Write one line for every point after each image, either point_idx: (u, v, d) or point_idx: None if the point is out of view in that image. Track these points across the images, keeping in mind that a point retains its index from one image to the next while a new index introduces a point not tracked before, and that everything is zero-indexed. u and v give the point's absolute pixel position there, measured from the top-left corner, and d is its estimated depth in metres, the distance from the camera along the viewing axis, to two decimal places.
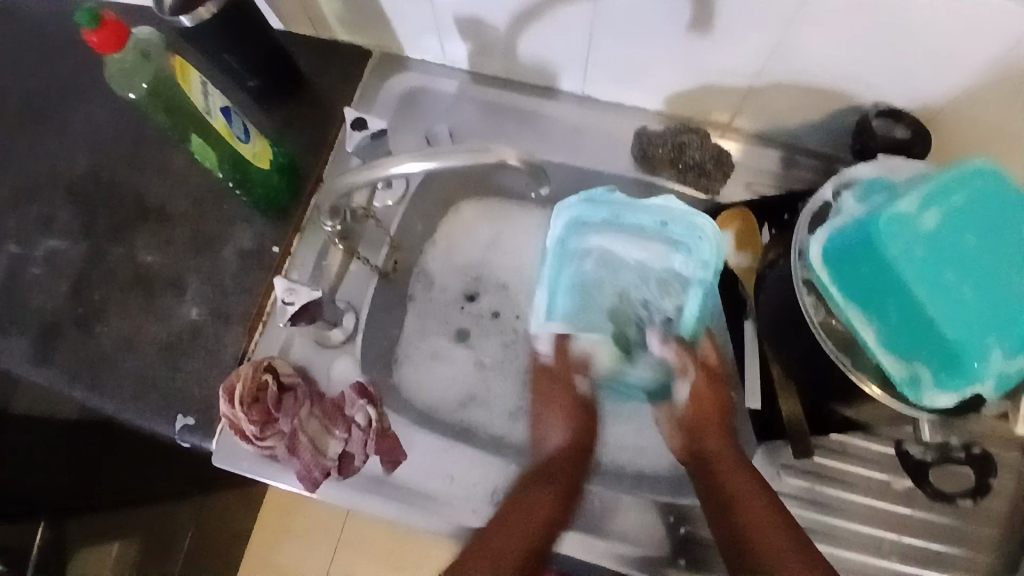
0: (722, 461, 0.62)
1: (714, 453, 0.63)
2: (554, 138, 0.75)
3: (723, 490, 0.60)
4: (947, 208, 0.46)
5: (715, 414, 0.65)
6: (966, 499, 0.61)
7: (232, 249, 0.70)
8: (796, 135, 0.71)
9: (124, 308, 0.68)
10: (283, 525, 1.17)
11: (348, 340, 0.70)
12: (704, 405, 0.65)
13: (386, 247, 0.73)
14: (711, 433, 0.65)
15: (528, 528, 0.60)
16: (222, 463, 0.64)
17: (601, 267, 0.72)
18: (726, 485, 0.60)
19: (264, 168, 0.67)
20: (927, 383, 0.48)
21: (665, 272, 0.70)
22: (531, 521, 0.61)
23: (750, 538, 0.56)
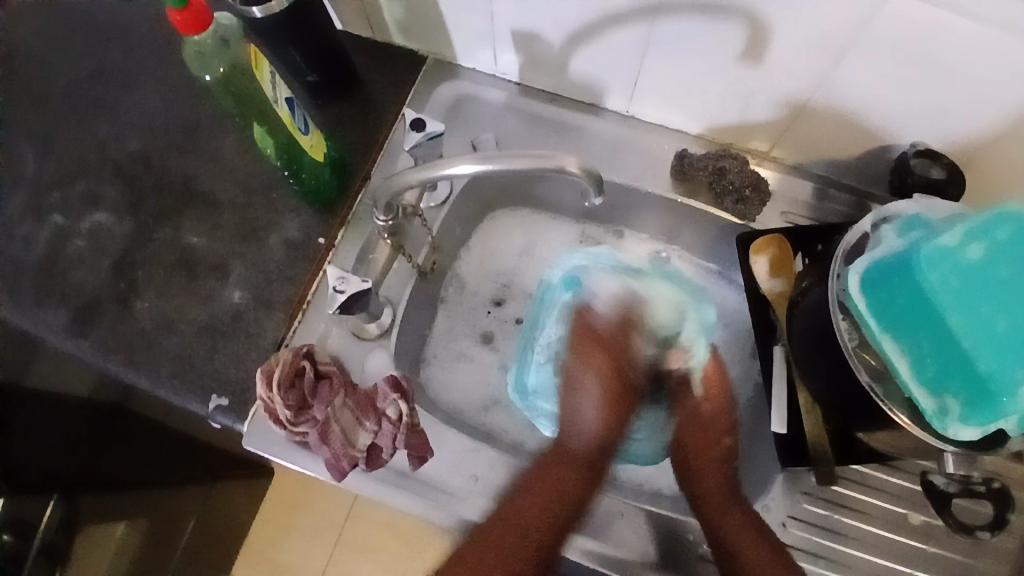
0: (705, 484, 0.68)
1: (714, 521, 0.64)
2: (596, 155, 0.77)
3: (726, 541, 0.62)
4: (990, 242, 0.48)
5: (719, 481, 0.67)
6: (986, 532, 0.60)
7: (277, 238, 0.72)
8: (833, 169, 0.73)
9: (166, 287, 0.70)
10: (286, 518, 1.17)
11: (383, 334, 0.72)
12: (707, 438, 0.70)
13: (427, 247, 0.76)
14: (704, 462, 0.70)
15: (568, 472, 0.67)
16: (254, 446, 0.65)
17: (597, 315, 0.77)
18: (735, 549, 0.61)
19: (318, 160, 0.70)
20: (953, 416, 0.49)
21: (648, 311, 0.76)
22: (570, 468, 0.67)
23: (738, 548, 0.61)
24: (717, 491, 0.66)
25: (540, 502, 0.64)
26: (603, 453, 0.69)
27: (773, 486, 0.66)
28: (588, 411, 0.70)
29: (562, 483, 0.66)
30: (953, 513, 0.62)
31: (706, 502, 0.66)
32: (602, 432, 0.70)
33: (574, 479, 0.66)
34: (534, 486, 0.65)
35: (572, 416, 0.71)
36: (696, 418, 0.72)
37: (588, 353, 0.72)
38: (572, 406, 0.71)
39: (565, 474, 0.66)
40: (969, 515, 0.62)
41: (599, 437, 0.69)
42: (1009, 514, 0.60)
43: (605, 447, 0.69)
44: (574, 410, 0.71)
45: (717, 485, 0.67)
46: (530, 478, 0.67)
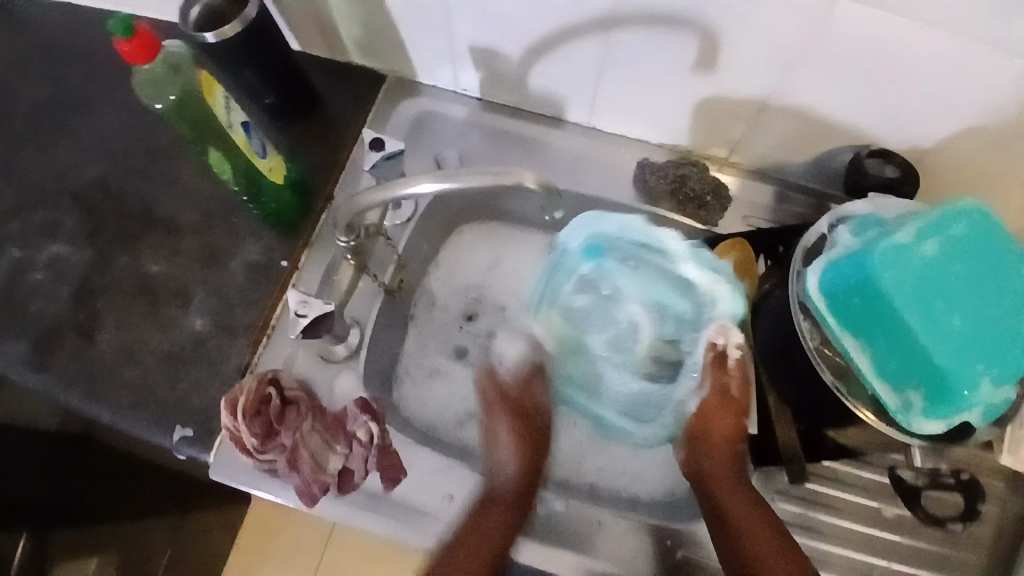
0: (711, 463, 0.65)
1: (723, 516, 0.61)
2: (559, 166, 0.77)
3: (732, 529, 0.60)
4: (943, 240, 0.49)
5: (721, 470, 0.64)
6: (958, 523, 0.63)
7: (239, 262, 0.71)
8: (791, 171, 0.74)
9: (125, 316, 0.68)
10: (264, 544, 1.15)
11: (351, 355, 0.71)
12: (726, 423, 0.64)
13: (392, 265, 0.75)
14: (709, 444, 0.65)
15: (500, 509, 0.65)
16: (220, 476, 0.63)
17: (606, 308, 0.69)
18: (742, 541, 0.59)
19: (279, 183, 0.69)
20: (917, 410, 0.51)
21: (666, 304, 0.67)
22: (502, 507, 0.65)
23: (740, 530, 0.60)
24: (722, 481, 0.63)
25: (473, 544, 0.62)
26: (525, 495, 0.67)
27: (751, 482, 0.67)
28: (507, 460, 0.69)
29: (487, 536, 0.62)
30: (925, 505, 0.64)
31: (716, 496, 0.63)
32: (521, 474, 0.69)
33: (504, 513, 0.64)
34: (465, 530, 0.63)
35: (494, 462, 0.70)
36: (721, 401, 0.63)
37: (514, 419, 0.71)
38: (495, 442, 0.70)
39: (495, 515, 0.64)
40: (942, 507, 0.64)
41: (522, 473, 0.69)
42: (977, 505, 0.64)
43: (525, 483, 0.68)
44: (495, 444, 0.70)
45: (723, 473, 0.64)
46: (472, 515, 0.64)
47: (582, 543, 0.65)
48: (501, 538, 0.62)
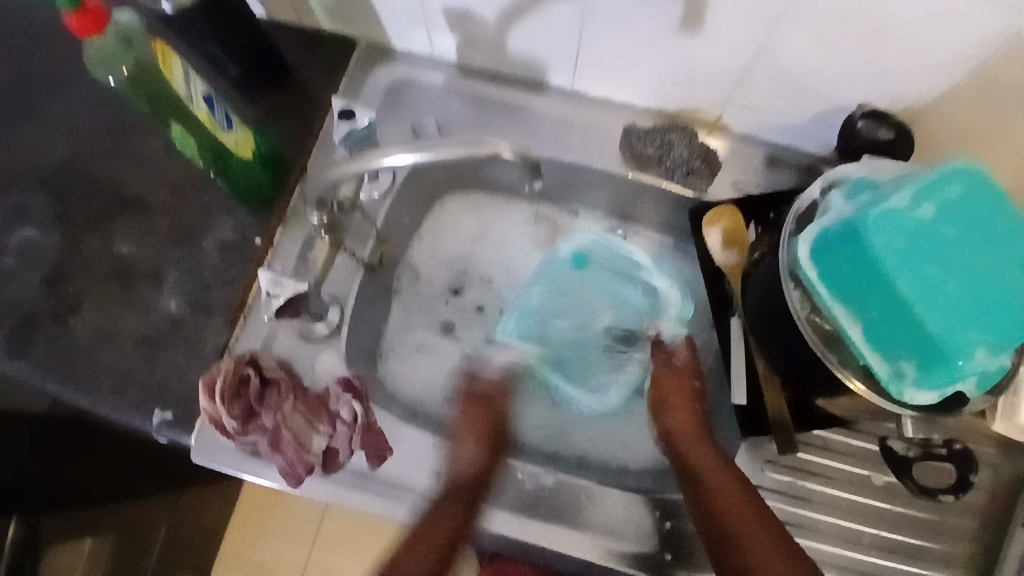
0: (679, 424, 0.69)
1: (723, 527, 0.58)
2: (543, 133, 0.74)
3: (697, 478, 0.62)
4: (940, 202, 0.47)
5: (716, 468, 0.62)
6: (949, 495, 0.61)
7: (212, 240, 0.68)
8: (780, 136, 0.72)
9: (99, 300, 0.66)
10: (260, 520, 1.10)
11: (332, 333, 0.68)
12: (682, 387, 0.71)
13: (372, 240, 0.71)
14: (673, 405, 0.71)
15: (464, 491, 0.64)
16: (202, 458, 0.63)
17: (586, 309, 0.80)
18: (733, 538, 0.57)
19: (247, 157, 0.66)
20: (909, 380, 0.49)
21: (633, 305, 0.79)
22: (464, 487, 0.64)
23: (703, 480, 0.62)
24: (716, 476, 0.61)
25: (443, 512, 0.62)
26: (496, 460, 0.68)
27: (739, 452, 0.66)
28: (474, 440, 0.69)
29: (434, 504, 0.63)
30: (917, 477, 0.62)
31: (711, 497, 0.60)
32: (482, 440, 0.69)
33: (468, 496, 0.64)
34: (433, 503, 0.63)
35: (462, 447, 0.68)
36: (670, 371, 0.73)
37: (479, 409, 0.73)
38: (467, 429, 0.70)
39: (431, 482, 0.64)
40: (935, 480, 0.61)
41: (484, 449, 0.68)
42: (970, 478, 0.61)
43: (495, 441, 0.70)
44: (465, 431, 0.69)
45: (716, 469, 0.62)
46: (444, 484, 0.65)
47: (572, 516, 0.64)
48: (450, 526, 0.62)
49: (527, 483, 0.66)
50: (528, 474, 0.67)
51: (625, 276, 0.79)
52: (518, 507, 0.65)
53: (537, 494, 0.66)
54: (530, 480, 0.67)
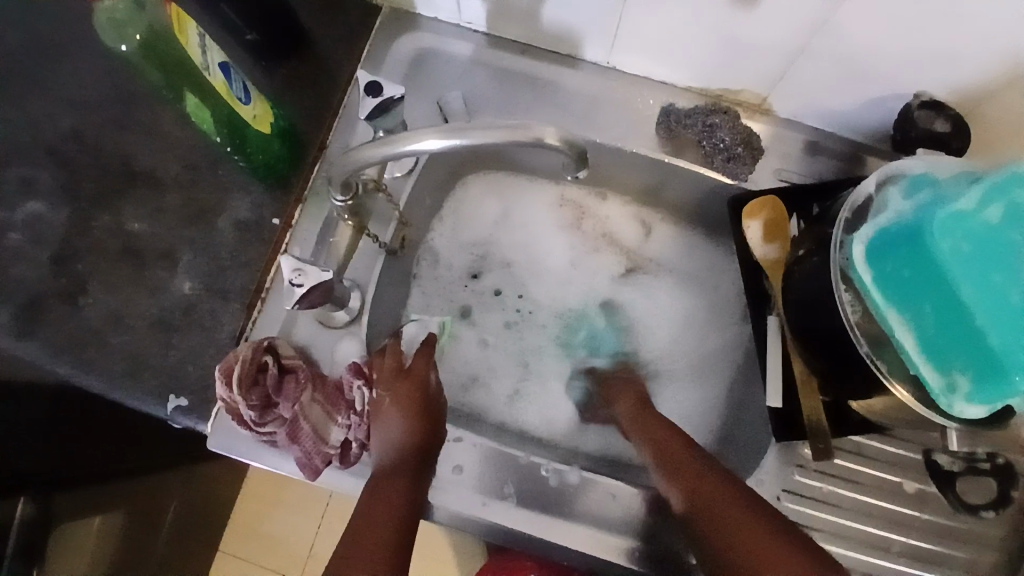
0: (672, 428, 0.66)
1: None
2: (574, 111, 0.70)
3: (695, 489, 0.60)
4: (1009, 204, 0.45)
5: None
6: (990, 510, 0.61)
7: (227, 220, 0.66)
8: (827, 122, 0.67)
9: (110, 280, 0.63)
10: (269, 500, 1.09)
11: (353, 320, 0.65)
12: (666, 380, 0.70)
13: (394, 224, 0.67)
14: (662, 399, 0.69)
15: (395, 467, 0.57)
16: (218, 447, 0.61)
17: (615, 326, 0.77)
18: None
19: (266, 132, 0.63)
20: (961, 393, 0.45)
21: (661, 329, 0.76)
22: (394, 465, 0.57)
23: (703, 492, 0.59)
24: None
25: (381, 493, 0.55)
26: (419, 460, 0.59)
27: (767, 454, 0.63)
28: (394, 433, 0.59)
29: (386, 488, 0.56)
30: (957, 490, 0.62)
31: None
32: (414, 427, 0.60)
33: (399, 472, 0.57)
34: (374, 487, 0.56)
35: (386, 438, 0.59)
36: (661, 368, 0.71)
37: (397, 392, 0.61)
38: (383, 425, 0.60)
39: (389, 469, 0.57)
40: (976, 494, 0.62)
41: (415, 437, 0.59)
42: (1012, 492, 0.61)
43: (430, 429, 0.61)
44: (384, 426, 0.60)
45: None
46: (379, 471, 0.57)
47: (593, 515, 0.62)
48: (397, 506, 0.54)
49: (550, 479, 0.63)
50: (552, 471, 0.63)
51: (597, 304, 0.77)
52: (537, 505, 0.62)
53: (559, 492, 0.63)
54: (554, 476, 0.63)
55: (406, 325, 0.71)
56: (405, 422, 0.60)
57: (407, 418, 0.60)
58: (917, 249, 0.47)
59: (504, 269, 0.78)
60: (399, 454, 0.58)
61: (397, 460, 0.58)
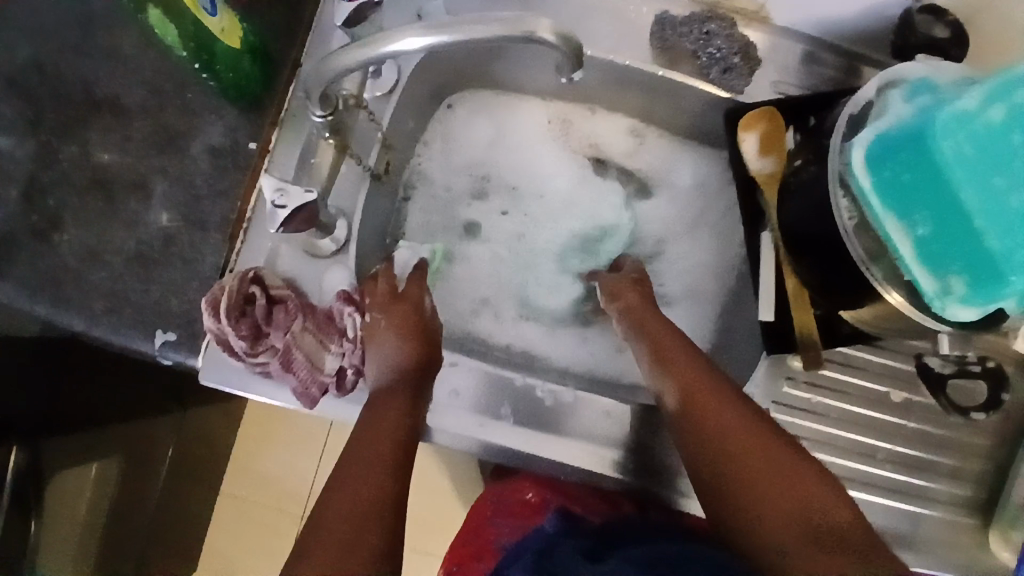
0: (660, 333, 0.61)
1: (745, 495, 0.49)
2: (565, 19, 0.65)
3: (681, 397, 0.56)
4: (1013, 103, 0.41)
5: (738, 425, 0.52)
6: (979, 412, 0.63)
7: (200, 146, 0.63)
8: (828, 29, 0.64)
9: (79, 214, 0.60)
10: (265, 438, 1.09)
11: (340, 250, 0.62)
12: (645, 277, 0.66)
13: (377, 147, 0.64)
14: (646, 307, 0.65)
15: (395, 391, 0.57)
16: (211, 380, 0.60)
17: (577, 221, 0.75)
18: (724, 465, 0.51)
19: (235, 48, 0.60)
20: (954, 297, 0.46)
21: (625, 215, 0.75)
22: (394, 388, 0.57)
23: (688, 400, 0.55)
24: (730, 431, 0.52)
25: (380, 415, 0.55)
26: (418, 382, 0.58)
27: (757, 369, 0.64)
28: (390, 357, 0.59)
29: (385, 413, 0.55)
30: (948, 393, 0.64)
31: (744, 459, 0.50)
32: (411, 349, 0.59)
33: (398, 396, 0.56)
34: (373, 410, 0.55)
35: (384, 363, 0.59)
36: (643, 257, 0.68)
37: (391, 315, 0.61)
38: (379, 351, 0.59)
39: (388, 392, 0.57)
40: (965, 399, 0.64)
41: (414, 360, 0.59)
42: (1002, 394, 0.63)
43: (426, 354, 0.60)
44: (380, 352, 0.59)
45: (727, 420, 0.52)
46: (376, 394, 0.57)
47: (594, 433, 0.63)
48: (397, 429, 0.54)
49: (545, 399, 0.64)
50: (548, 392, 0.64)
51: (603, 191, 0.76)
52: (535, 423, 0.62)
53: (555, 411, 0.63)
54: (549, 396, 0.64)
55: (398, 251, 0.69)
56: (403, 343, 0.59)
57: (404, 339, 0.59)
58: (909, 155, 0.46)
59: (494, 194, 0.75)
60: (398, 377, 0.58)
61: (397, 379, 0.57)
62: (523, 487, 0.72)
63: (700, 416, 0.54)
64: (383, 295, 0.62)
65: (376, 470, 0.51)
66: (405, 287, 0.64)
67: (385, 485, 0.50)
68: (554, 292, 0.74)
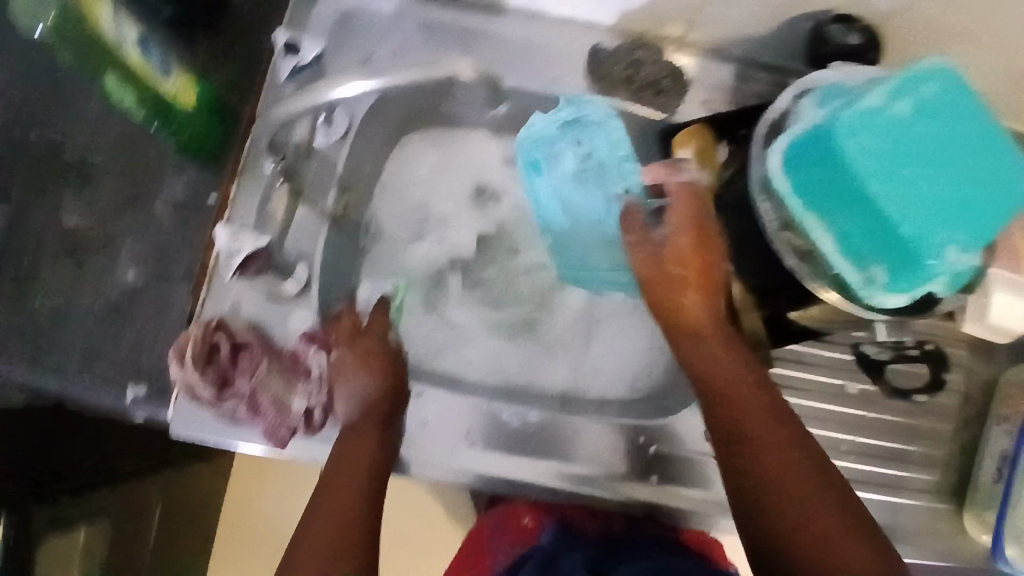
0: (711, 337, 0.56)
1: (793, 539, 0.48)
2: (507, 58, 0.69)
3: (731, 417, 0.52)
4: (917, 100, 0.47)
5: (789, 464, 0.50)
6: (922, 394, 0.66)
7: (163, 204, 0.67)
8: (752, 47, 0.68)
9: (52, 278, 0.62)
10: (255, 489, 1.08)
11: (303, 291, 0.64)
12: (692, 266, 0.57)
13: (334, 187, 0.67)
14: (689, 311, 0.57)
15: (364, 428, 0.58)
16: (182, 431, 0.60)
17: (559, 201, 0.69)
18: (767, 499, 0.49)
19: (192, 106, 0.63)
20: (879, 285, 0.50)
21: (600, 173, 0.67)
22: (363, 425, 0.58)
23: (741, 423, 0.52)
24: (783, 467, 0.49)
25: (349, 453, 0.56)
26: (386, 417, 0.59)
27: None
28: (356, 394, 0.59)
29: (355, 452, 0.56)
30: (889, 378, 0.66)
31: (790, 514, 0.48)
32: (374, 385, 0.59)
33: (368, 433, 0.57)
34: (342, 448, 0.57)
35: (352, 400, 0.59)
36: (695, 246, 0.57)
37: (356, 352, 0.61)
38: (345, 389, 0.59)
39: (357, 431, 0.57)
40: (908, 381, 0.66)
41: (380, 396, 0.59)
42: (944, 374, 0.65)
43: (393, 388, 0.60)
44: (347, 390, 0.59)
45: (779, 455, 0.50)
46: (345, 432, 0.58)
47: (564, 451, 0.65)
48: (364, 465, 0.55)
49: (513, 421, 0.65)
50: (515, 414, 0.65)
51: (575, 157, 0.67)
52: (505, 445, 0.64)
53: (525, 432, 0.65)
54: (517, 418, 0.65)
55: (360, 288, 0.72)
56: (366, 379, 0.60)
57: (369, 375, 0.60)
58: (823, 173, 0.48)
59: (450, 223, 0.77)
60: (365, 413, 0.58)
61: (364, 415, 0.58)
62: (521, 511, 0.73)
63: (748, 447, 0.51)
64: (344, 330, 0.63)
65: (346, 511, 0.52)
66: (369, 321, 0.65)
67: (354, 525, 0.52)
68: (519, 316, 0.76)
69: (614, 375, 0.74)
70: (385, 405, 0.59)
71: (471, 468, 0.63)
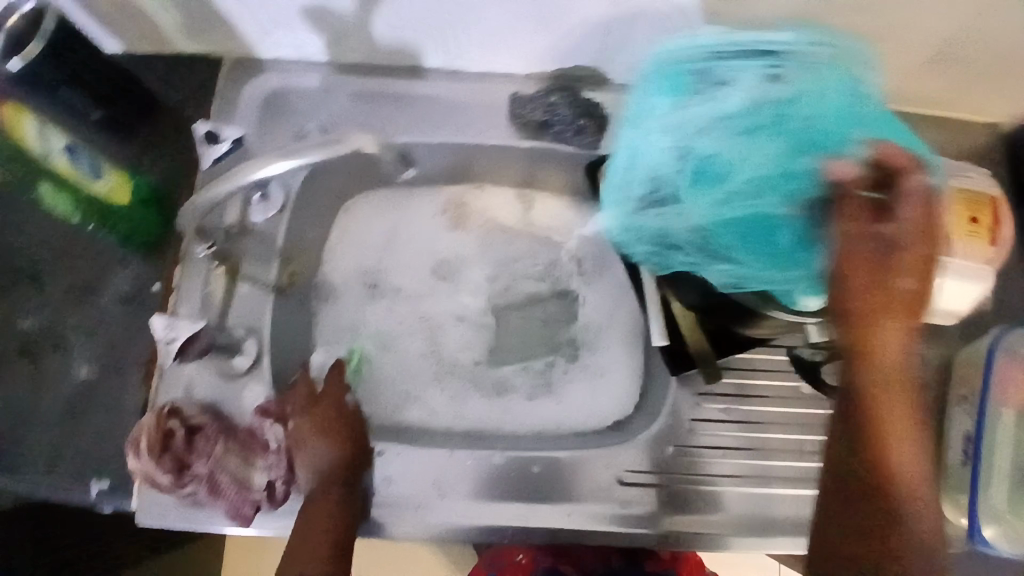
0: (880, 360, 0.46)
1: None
2: (434, 116, 0.72)
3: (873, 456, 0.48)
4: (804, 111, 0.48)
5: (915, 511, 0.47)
6: None
7: (110, 296, 0.66)
8: None
9: (10, 384, 0.63)
10: (250, 563, 1.07)
11: (253, 365, 0.66)
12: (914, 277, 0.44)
13: (276, 260, 0.69)
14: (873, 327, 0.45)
15: (325, 496, 0.59)
16: (149, 519, 0.60)
17: (719, 149, 0.48)
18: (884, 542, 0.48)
19: (127, 204, 0.66)
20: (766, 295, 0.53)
21: (789, 124, 0.47)
22: (325, 492, 0.59)
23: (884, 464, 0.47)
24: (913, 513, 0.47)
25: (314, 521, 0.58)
26: (347, 481, 0.60)
27: (671, 391, 0.69)
28: (317, 461, 0.60)
29: (318, 519, 0.58)
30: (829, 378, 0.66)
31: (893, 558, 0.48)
32: (334, 450, 0.61)
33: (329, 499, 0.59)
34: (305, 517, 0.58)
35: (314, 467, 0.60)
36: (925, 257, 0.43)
37: (315, 419, 0.62)
38: (307, 458, 0.60)
39: (319, 497, 0.59)
40: None
41: (339, 459, 0.60)
42: None
43: (353, 449, 0.62)
44: (309, 458, 0.60)
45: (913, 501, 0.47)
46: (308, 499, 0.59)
47: (534, 491, 0.64)
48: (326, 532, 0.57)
49: (478, 466, 0.65)
50: (480, 459, 0.65)
51: (756, 87, 0.48)
52: (474, 492, 0.64)
53: (493, 476, 0.65)
54: (482, 462, 0.65)
55: (314, 357, 0.73)
56: (323, 445, 0.61)
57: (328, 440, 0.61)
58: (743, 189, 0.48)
59: (398, 279, 0.77)
60: (326, 480, 0.59)
61: (325, 482, 0.59)
62: (514, 549, 0.74)
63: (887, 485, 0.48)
64: (301, 397, 0.64)
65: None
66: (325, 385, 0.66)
67: None
68: (476, 361, 0.75)
69: (584, 412, 0.73)
70: (345, 468, 0.60)
71: (442, 520, 0.63)
